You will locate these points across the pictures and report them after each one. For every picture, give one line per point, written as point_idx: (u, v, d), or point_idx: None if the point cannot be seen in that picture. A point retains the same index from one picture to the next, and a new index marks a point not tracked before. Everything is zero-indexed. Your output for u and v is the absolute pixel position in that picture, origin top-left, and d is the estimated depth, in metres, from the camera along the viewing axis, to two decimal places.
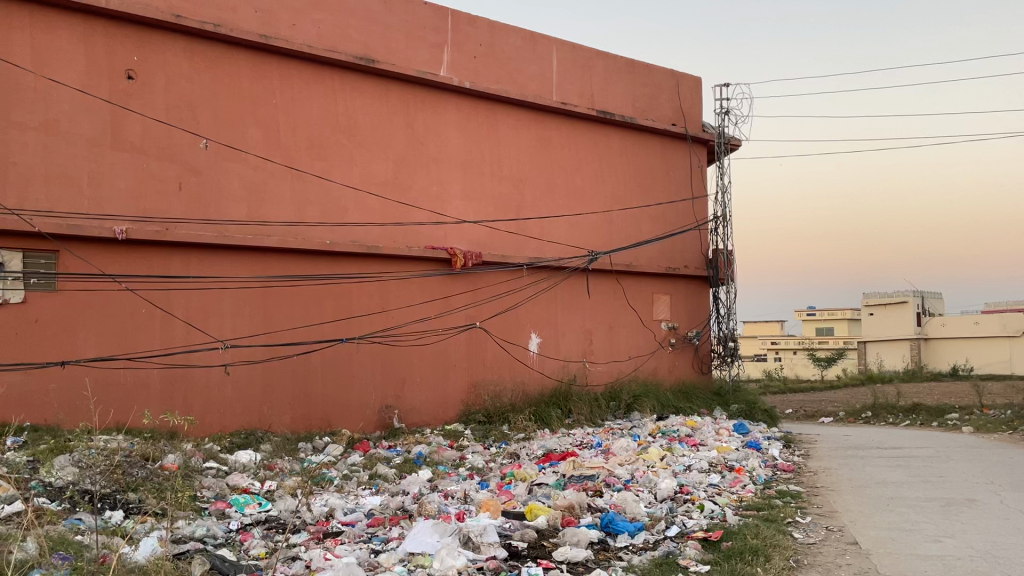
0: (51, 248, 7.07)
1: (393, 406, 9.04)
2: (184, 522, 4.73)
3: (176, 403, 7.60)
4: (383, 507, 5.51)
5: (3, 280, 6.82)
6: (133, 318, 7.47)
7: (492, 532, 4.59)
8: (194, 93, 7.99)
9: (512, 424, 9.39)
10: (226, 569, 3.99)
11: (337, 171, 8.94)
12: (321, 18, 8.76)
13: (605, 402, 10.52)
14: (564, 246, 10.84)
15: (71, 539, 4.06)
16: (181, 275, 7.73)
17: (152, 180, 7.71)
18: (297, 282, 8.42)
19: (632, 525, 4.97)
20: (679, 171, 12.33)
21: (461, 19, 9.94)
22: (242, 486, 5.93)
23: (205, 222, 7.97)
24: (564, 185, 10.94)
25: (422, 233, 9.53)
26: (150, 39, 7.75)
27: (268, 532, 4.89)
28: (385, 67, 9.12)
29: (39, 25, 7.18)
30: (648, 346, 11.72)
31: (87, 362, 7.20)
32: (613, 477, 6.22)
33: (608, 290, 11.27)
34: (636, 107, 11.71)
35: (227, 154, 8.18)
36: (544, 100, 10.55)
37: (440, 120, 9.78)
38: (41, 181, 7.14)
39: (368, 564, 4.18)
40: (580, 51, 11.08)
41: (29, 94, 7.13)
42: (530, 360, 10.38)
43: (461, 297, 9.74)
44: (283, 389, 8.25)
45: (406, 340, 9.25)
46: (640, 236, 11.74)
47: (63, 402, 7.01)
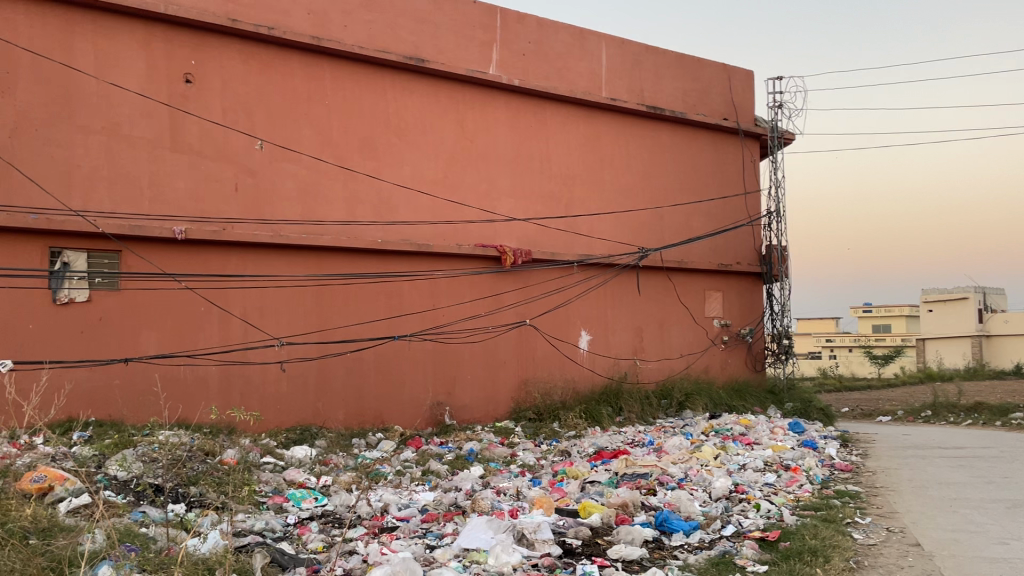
0: (113, 248, 7.28)
1: (445, 403, 9.11)
2: (244, 516, 4.84)
3: (234, 399, 7.76)
4: (436, 503, 5.54)
5: (68, 280, 7.07)
6: (193, 316, 7.65)
7: (546, 529, 4.60)
8: (249, 95, 8.14)
9: (562, 422, 9.37)
10: (286, 563, 4.06)
11: (388, 171, 9.02)
12: (372, 19, 8.85)
13: (657, 400, 10.45)
14: (614, 243, 10.78)
15: (137, 531, 4.18)
16: (238, 274, 7.89)
17: (210, 181, 7.87)
18: (350, 281, 8.54)
19: (687, 524, 4.91)
20: (731, 166, 12.15)
21: (510, 17, 9.94)
22: (298, 480, 6.03)
23: (261, 222, 8.12)
24: (613, 182, 10.88)
25: (472, 230, 9.57)
26: (206, 43, 7.91)
27: (325, 526, 4.97)
28: (435, 66, 9.17)
29: (101, 31, 7.39)
30: (700, 344, 11.60)
31: (149, 360, 7.39)
32: (667, 476, 6.16)
33: (659, 287, 11.19)
34: (687, 102, 11.57)
35: (282, 154, 8.32)
36: (593, 96, 10.50)
37: (489, 118, 9.81)
38: (104, 183, 7.34)
39: (424, 558, 4.22)
40: (630, 46, 10.99)
41: (92, 99, 7.34)
42: (581, 357, 10.36)
43: (511, 295, 9.76)
44: (337, 385, 8.37)
45: (457, 337, 9.30)
46: (691, 233, 11.61)
47: (127, 398, 7.23)
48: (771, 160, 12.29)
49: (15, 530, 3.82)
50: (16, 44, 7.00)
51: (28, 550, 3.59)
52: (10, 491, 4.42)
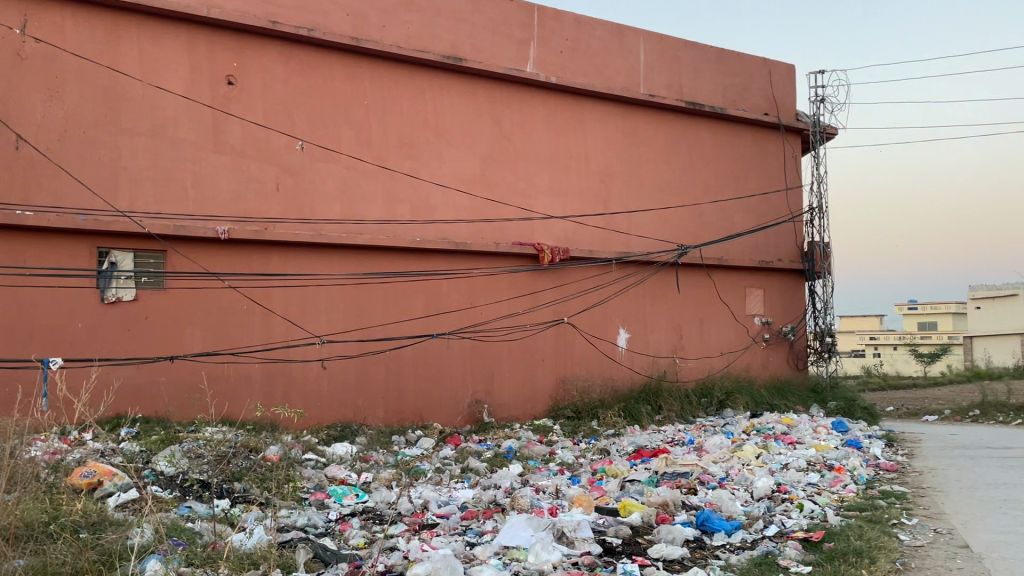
0: (159, 248, 7.42)
1: (483, 401, 9.14)
2: (288, 512, 4.90)
3: (277, 396, 7.87)
4: (475, 500, 5.56)
5: (115, 279, 7.22)
6: (236, 314, 7.77)
7: (586, 527, 4.58)
8: (289, 96, 8.24)
9: (601, 420, 9.32)
10: (328, 558, 4.11)
11: (426, 170, 9.06)
12: (410, 19, 8.89)
13: (697, 399, 10.36)
14: (652, 240, 10.71)
15: (184, 526, 4.27)
16: (280, 273, 7.99)
17: (252, 181, 7.98)
18: (388, 279, 8.61)
19: (729, 524, 4.86)
20: (773, 162, 11.99)
21: (548, 14, 9.90)
22: (339, 477, 6.09)
23: (302, 222, 8.22)
24: (652, 179, 10.80)
25: (510, 228, 9.57)
26: (248, 45, 8.02)
27: (366, 523, 5.02)
28: (472, 64, 9.18)
29: (146, 34, 7.52)
30: (741, 342, 11.47)
31: (194, 357, 7.51)
32: (707, 475, 6.11)
33: (699, 284, 11.09)
34: (727, 97, 11.45)
35: (322, 154, 8.41)
36: (631, 93, 10.42)
37: (527, 116, 9.80)
38: (149, 184, 7.48)
39: (464, 555, 4.24)
40: (668, 42, 10.90)
41: (138, 102, 7.48)
42: (619, 355, 10.31)
43: (549, 293, 9.75)
44: (376, 383, 8.45)
45: (495, 335, 9.33)
46: (731, 230, 11.48)
47: (172, 395, 7.37)
48: (813, 155, 12.10)
49: (67, 523, 3.93)
50: (64, 49, 7.17)
51: (80, 544, 3.68)
52: (61, 486, 4.54)
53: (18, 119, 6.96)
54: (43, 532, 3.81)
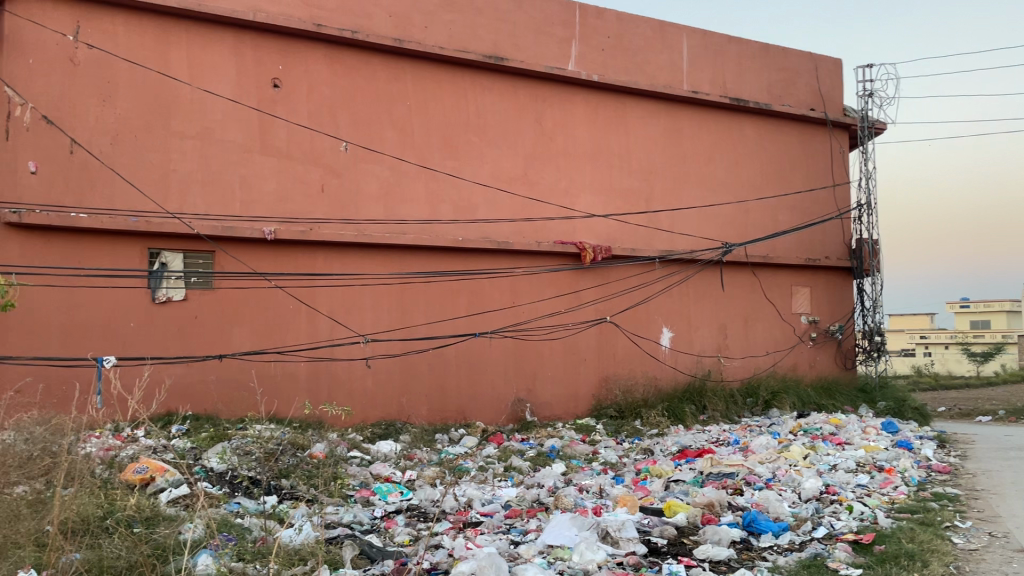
0: (207, 248, 7.56)
1: (526, 400, 9.15)
2: (334, 509, 4.95)
3: (322, 395, 7.97)
4: (519, 499, 5.57)
5: (166, 279, 7.38)
6: (282, 314, 7.88)
7: (630, 527, 4.56)
8: (333, 98, 8.33)
9: (644, 420, 9.26)
10: (375, 555, 4.15)
11: (468, 169, 9.10)
12: (452, 19, 8.92)
13: (742, 399, 10.24)
14: (696, 238, 10.61)
15: (234, 522, 4.34)
16: (325, 273, 8.09)
17: (297, 182, 8.09)
18: (431, 278, 8.67)
19: (776, 525, 4.79)
20: (819, 158, 11.79)
21: (590, 12, 9.85)
22: (384, 474, 6.14)
23: (346, 222, 8.31)
24: (695, 177, 10.71)
25: (552, 228, 9.56)
26: (293, 48, 8.12)
27: (411, 520, 5.05)
28: (514, 64, 9.19)
29: (195, 39, 7.66)
30: (787, 341, 11.31)
31: (242, 356, 7.64)
32: (754, 475, 6.04)
33: (744, 282, 10.96)
34: (772, 93, 11.29)
35: (366, 155, 8.49)
36: (674, 90, 10.33)
37: (569, 115, 9.78)
38: (198, 186, 7.62)
39: (509, 554, 4.25)
40: (712, 37, 10.78)
41: (187, 105, 7.63)
42: (663, 354, 10.24)
43: (591, 292, 9.73)
44: (420, 382, 8.51)
45: (538, 334, 9.34)
46: (776, 227, 11.33)
47: (222, 393, 7.51)
48: (861, 150, 11.86)
49: (122, 518, 4.03)
50: (116, 55, 7.33)
51: (134, 539, 3.76)
52: (115, 482, 4.64)
53: (71, 123, 7.13)
54: (99, 526, 3.90)
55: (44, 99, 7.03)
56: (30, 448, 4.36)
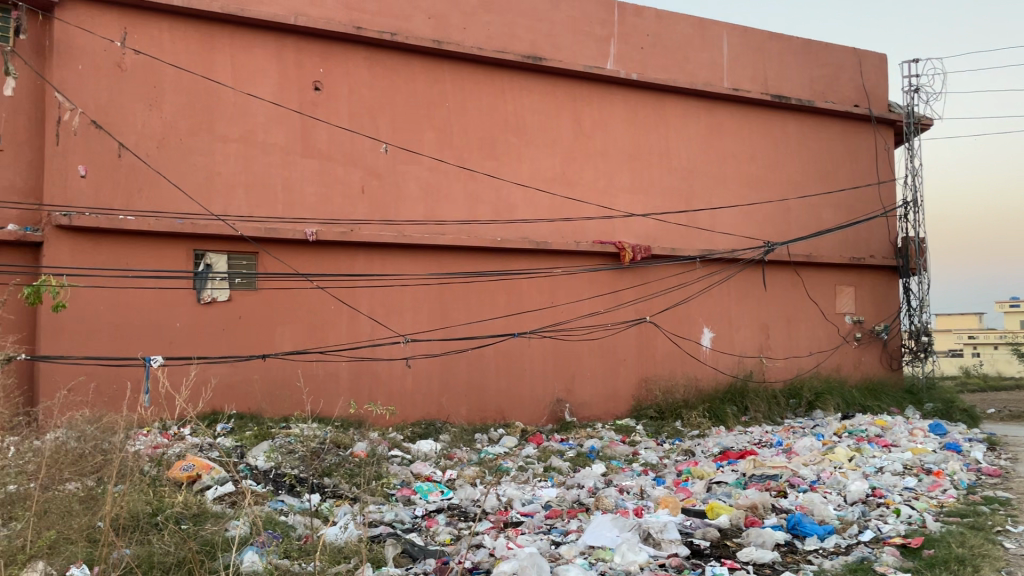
0: (251, 250, 7.68)
1: (565, 400, 9.14)
2: (376, 508, 5.00)
3: (363, 394, 8.04)
4: (559, 499, 5.56)
5: (210, 281, 7.51)
6: (324, 314, 7.97)
7: (673, 529, 4.52)
8: (373, 100, 8.40)
9: (685, 421, 9.18)
10: (417, 553, 4.18)
11: (507, 170, 9.11)
12: (491, 20, 8.94)
13: (785, 400, 10.11)
14: (737, 237, 10.50)
15: (278, 519, 4.40)
16: (365, 273, 8.16)
17: (338, 184, 8.18)
18: (470, 279, 8.70)
19: (821, 528, 4.72)
20: (864, 155, 11.58)
21: (629, 11, 9.80)
22: (424, 474, 6.17)
23: (386, 223, 8.38)
24: (736, 175, 10.59)
25: (591, 227, 9.53)
26: (333, 51, 8.20)
27: (452, 519, 5.07)
28: (552, 63, 9.17)
29: (238, 44, 7.78)
30: (831, 341, 11.14)
31: (285, 356, 7.74)
32: (798, 478, 5.95)
33: (787, 282, 10.81)
34: (814, 90, 11.12)
35: (406, 157, 8.55)
36: (714, 88, 10.23)
37: (608, 114, 9.74)
38: (241, 188, 7.74)
39: (550, 554, 4.25)
40: (753, 34, 10.65)
41: (230, 109, 7.75)
42: (703, 355, 10.15)
43: (631, 291, 9.68)
44: (459, 382, 8.55)
45: (577, 334, 9.32)
46: (819, 226, 11.16)
47: (265, 392, 7.62)
48: (907, 147, 11.62)
49: (171, 514, 4.11)
50: (162, 60, 7.46)
51: (183, 535, 3.84)
52: (163, 480, 4.74)
53: (119, 127, 7.27)
54: (148, 523, 3.98)
55: (93, 104, 7.17)
56: (82, 446, 4.45)
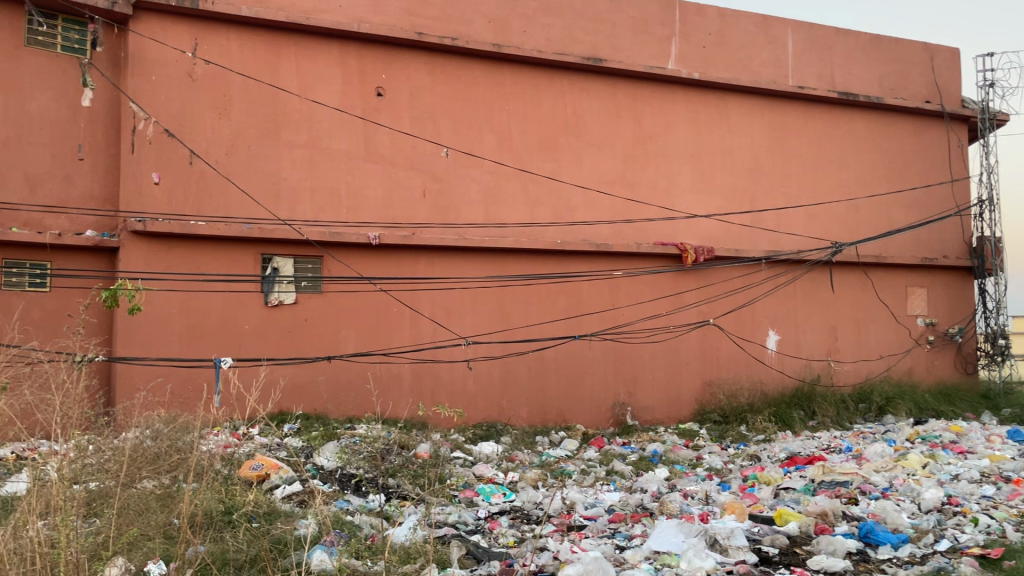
0: (316, 253, 7.84)
1: (627, 403, 9.07)
2: (440, 509, 5.04)
3: (425, 396, 8.13)
4: (622, 503, 5.52)
5: (278, 283, 7.67)
6: (387, 317, 8.07)
7: (740, 535, 4.44)
8: (434, 105, 8.48)
9: (750, 425, 9.03)
10: (481, 555, 4.21)
11: (567, 172, 9.10)
12: (550, 22, 8.94)
13: (854, 404, 9.86)
14: (803, 238, 10.29)
15: (345, 519, 4.48)
16: (427, 277, 8.24)
17: (400, 188, 8.28)
18: (531, 281, 8.71)
19: (894, 537, 4.58)
20: (936, 152, 11.21)
21: (690, 10, 9.68)
22: (486, 476, 6.20)
23: (447, 226, 8.45)
24: (801, 174, 10.38)
25: (652, 229, 9.45)
26: (395, 57, 8.31)
27: (515, 522, 5.09)
28: (613, 64, 9.12)
29: (303, 51, 7.93)
30: (902, 344, 10.82)
31: (350, 357, 7.87)
32: (869, 485, 5.80)
33: (855, 283, 10.54)
34: (883, 86, 10.83)
35: (467, 161, 8.62)
36: (779, 86, 10.04)
37: (669, 114, 9.65)
38: (306, 194, 7.89)
39: (614, 559, 4.23)
40: (819, 30, 10.42)
41: (296, 116, 7.91)
42: (769, 358, 9.97)
43: (693, 293, 9.57)
44: (520, 384, 8.57)
45: (639, 337, 9.24)
46: (889, 226, 10.85)
47: (331, 394, 7.75)
48: (982, 143, 11.22)
49: (243, 512, 4.22)
50: (231, 69, 7.65)
51: (255, 533, 3.94)
52: (235, 478, 4.87)
53: (190, 135, 7.48)
54: (221, 521, 4.08)
55: (166, 114, 7.39)
56: (158, 445, 4.57)
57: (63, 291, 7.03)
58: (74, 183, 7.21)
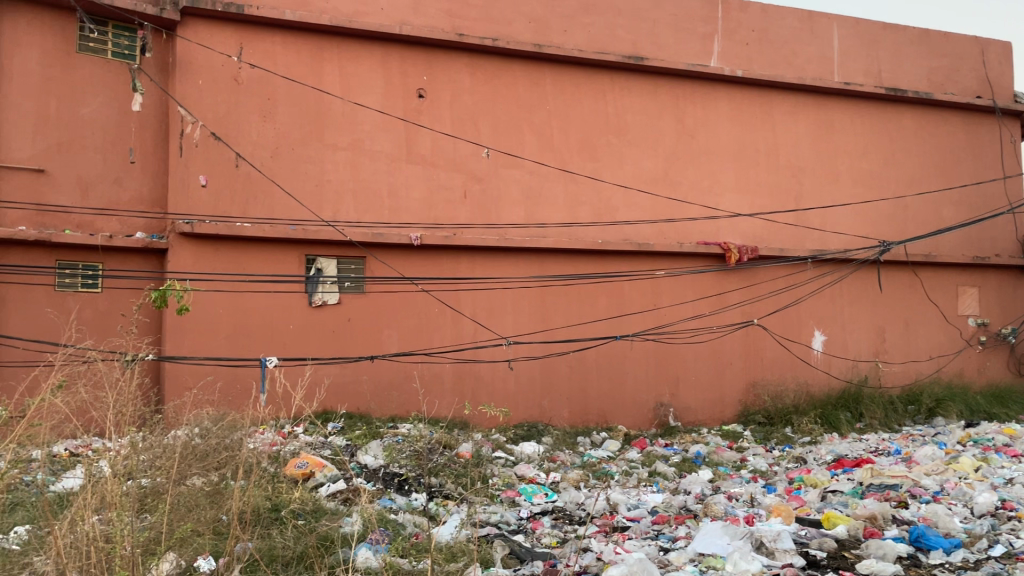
0: (359, 254, 7.92)
1: (669, 404, 9.01)
2: (483, 509, 5.05)
3: (467, 395, 8.16)
4: (666, 505, 5.48)
5: (321, 284, 7.76)
6: (429, 317, 8.12)
7: (787, 538, 4.38)
8: (475, 106, 8.50)
9: (795, 427, 8.89)
10: (524, 556, 4.22)
11: (608, 171, 9.06)
12: (591, 21, 8.91)
13: (902, 406, 9.67)
14: (849, 237, 10.11)
15: (389, 518, 4.52)
16: (468, 277, 8.27)
17: (442, 189, 8.33)
18: (572, 281, 8.69)
19: (947, 541, 4.48)
20: (988, 148, 10.94)
21: (733, 7, 9.57)
22: (528, 476, 6.20)
23: (488, 227, 8.48)
24: (847, 172, 10.20)
25: (695, 228, 9.37)
26: (437, 59, 8.35)
27: (557, 522, 5.08)
28: (654, 63, 9.06)
29: (346, 54, 8.01)
30: (953, 345, 10.57)
31: (392, 357, 7.93)
32: (919, 488, 5.68)
33: (903, 282, 10.33)
34: (932, 81, 10.59)
35: (507, 161, 8.63)
36: (824, 82, 9.88)
37: (711, 112, 9.55)
38: (349, 195, 7.97)
39: (658, 561, 4.21)
40: (865, 25, 10.23)
41: (339, 118, 7.99)
42: (814, 359, 9.82)
43: (737, 293, 9.46)
44: (561, 385, 8.56)
45: (682, 337, 9.17)
46: (938, 224, 10.62)
47: (374, 393, 7.81)
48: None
49: (290, 510, 4.28)
50: (275, 73, 7.75)
51: (302, 530, 4.00)
52: (282, 476, 4.96)
53: (236, 138, 7.58)
54: (269, 518, 4.15)
55: (212, 117, 7.50)
56: (207, 442, 4.66)
57: (114, 291, 7.21)
58: (124, 186, 7.38)
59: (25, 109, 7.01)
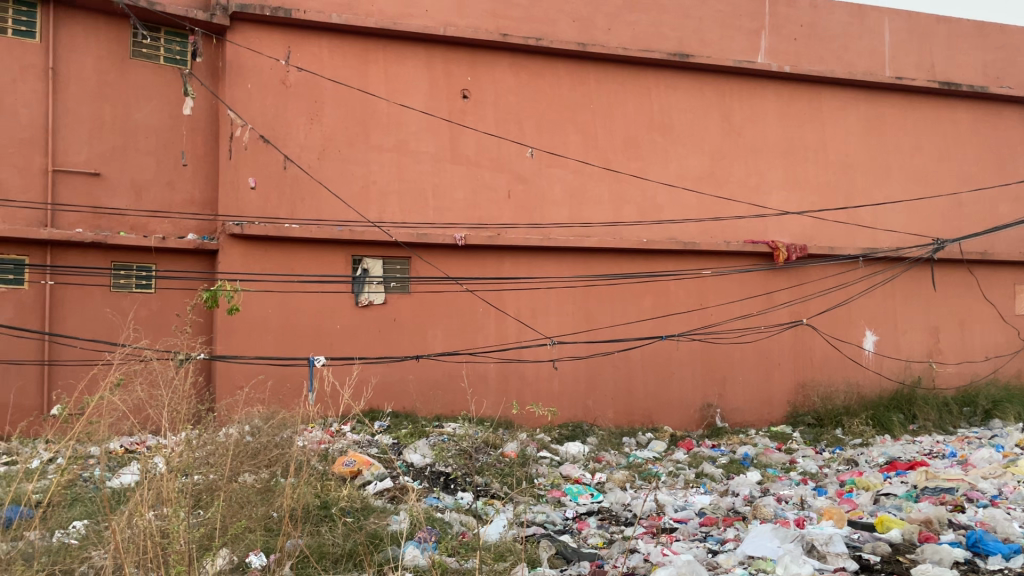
0: (404, 254, 7.98)
1: (716, 404, 8.92)
2: (528, 509, 5.05)
3: (512, 395, 8.17)
4: (713, 506, 5.43)
5: (368, 284, 7.84)
6: (473, 316, 8.15)
7: (839, 541, 4.30)
8: (519, 105, 8.51)
9: (846, 428, 8.72)
10: (571, 556, 4.21)
11: (653, 169, 8.99)
12: (636, 19, 8.84)
13: (957, 408, 9.43)
14: (901, 234, 9.89)
15: (435, 515, 4.55)
16: (513, 277, 8.28)
17: (486, 189, 8.36)
18: (617, 281, 8.65)
19: (1006, 547, 4.35)
20: None
21: (781, 1, 9.41)
22: (573, 476, 6.19)
23: (532, 226, 8.49)
24: (899, 168, 9.98)
25: (741, 227, 9.26)
26: (481, 60, 8.37)
27: (603, 523, 5.06)
28: (700, 60, 8.96)
29: (391, 57, 8.07)
30: (1010, 345, 10.28)
31: (437, 356, 7.97)
32: (977, 492, 5.52)
33: (958, 280, 10.07)
34: (988, 74, 10.30)
35: (551, 160, 8.62)
36: (875, 77, 9.68)
37: (759, 109, 9.41)
38: (395, 196, 8.04)
39: (708, 563, 4.19)
40: (919, 18, 9.98)
41: (384, 120, 8.06)
42: (865, 360, 9.63)
43: (785, 292, 9.32)
44: (606, 385, 8.53)
45: (728, 337, 9.06)
46: (994, 222, 10.33)
47: (419, 392, 7.87)
48: None
49: (339, 507, 4.33)
50: (322, 75, 7.84)
51: (350, 527, 4.05)
52: (331, 474, 5.03)
53: (284, 141, 7.69)
54: (318, 515, 4.21)
55: (261, 120, 7.62)
56: (258, 440, 4.75)
57: (168, 292, 7.39)
58: (177, 189, 7.55)
59: (82, 114, 7.20)
